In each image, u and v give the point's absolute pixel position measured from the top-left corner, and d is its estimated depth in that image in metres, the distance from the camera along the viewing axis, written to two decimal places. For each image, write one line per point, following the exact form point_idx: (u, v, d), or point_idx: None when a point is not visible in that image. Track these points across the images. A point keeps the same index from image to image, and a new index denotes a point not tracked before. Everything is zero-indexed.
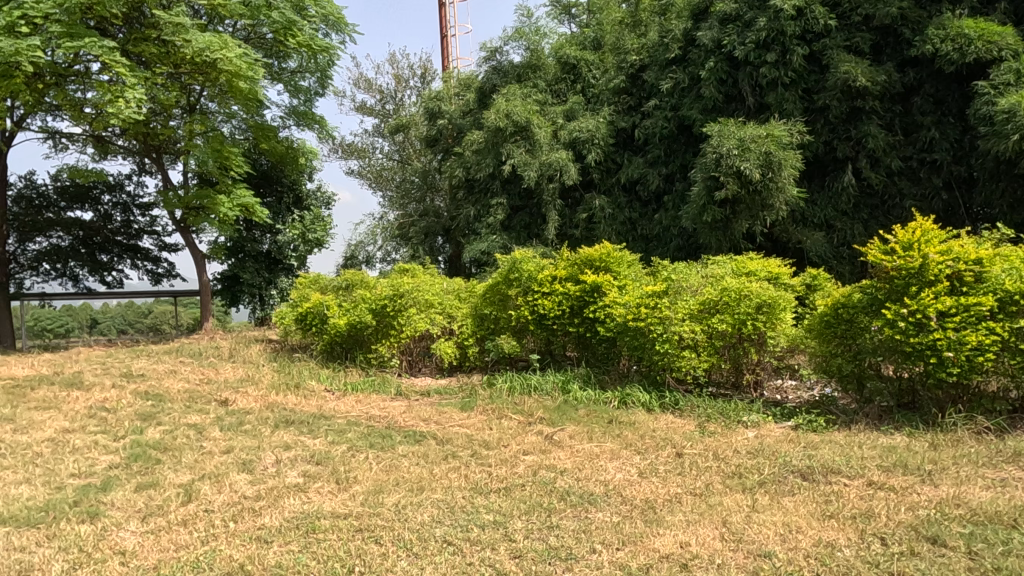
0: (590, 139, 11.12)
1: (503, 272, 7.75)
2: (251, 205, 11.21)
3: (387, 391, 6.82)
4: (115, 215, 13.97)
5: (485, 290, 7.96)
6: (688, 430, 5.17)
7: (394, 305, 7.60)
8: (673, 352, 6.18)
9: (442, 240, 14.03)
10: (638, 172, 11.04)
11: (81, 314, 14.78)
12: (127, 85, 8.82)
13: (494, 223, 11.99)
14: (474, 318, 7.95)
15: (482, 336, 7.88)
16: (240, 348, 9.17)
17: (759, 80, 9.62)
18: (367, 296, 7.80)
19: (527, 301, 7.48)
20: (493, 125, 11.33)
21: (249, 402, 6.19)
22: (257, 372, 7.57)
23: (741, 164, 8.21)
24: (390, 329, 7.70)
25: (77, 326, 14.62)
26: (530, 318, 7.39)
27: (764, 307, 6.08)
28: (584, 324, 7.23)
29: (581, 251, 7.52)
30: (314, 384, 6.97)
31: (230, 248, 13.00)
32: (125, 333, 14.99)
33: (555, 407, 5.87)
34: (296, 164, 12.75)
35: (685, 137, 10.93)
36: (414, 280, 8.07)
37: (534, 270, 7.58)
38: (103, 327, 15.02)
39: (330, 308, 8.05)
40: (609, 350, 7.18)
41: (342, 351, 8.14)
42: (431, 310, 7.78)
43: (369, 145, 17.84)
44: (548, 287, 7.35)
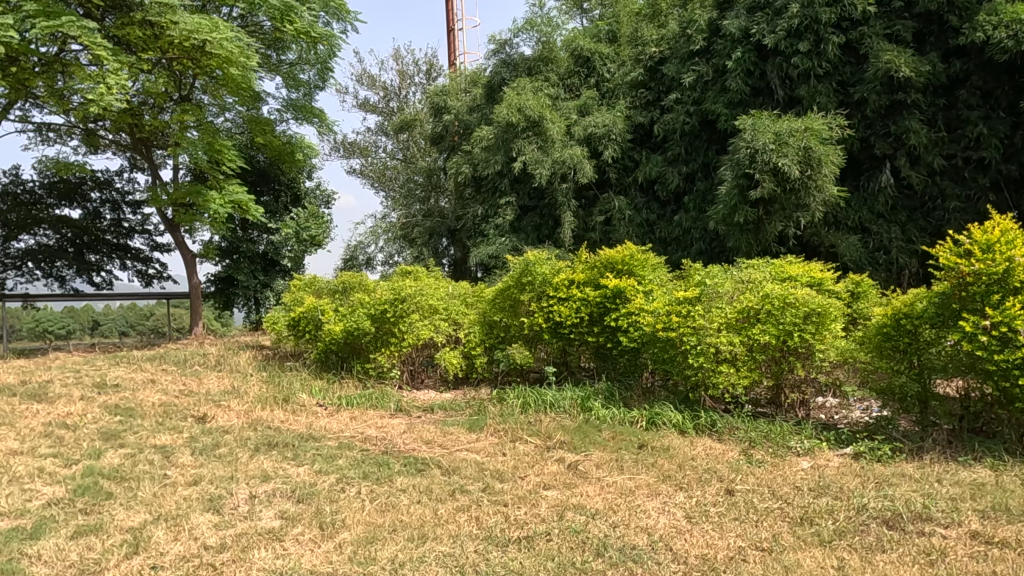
0: (606, 135, 10.45)
1: (514, 274, 7.08)
2: (245, 203, 10.55)
3: (386, 406, 6.13)
4: (104, 213, 13.27)
5: (495, 295, 7.29)
6: (733, 459, 4.46)
7: (396, 309, 6.90)
8: (709, 366, 5.48)
9: (447, 242, 13.44)
10: (657, 171, 10.38)
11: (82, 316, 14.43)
12: (110, 70, 8.18)
13: (503, 224, 11.34)
14: (482, 325, 7.28)
15: (491, 346, 7.20)
16: (228, 355, 8.48)
17: (790, 71, 8.94)
18: (365, 300, 7.11)
19: (542, 307, 6.80)
20: (503, 120, 10.66)
21: (230, 418, 5.50)
22: (244, 383, 6.88)
23: (779, 160, 7.64)
24: (390, 337, 6.99)
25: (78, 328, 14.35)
26: (545, 325, 6.71)
27: (812, 317, 5.40)
28: (605, 333, 6.55)
29: (601, 253, 6.87)
30: (305, 398, 6.28)
31: (224, 248, 12.31)
32: (127, 335, 14.48)
33: (576, 428, 5.17)
34: (294, 160, 12.08)
35: (707, 133, 10.25)
36: (417, 283, 7.40)
37: (549, 273, 6.92)
38: (104, 329, 14.52)
39: (325, 313, 7.35)
40: (632, 362, 6.49)
41: (337, 361, 7.41)
42: (436, 316, 7.10)
43: (372, 143, 17.17)
44: (565, 292, 6.68)
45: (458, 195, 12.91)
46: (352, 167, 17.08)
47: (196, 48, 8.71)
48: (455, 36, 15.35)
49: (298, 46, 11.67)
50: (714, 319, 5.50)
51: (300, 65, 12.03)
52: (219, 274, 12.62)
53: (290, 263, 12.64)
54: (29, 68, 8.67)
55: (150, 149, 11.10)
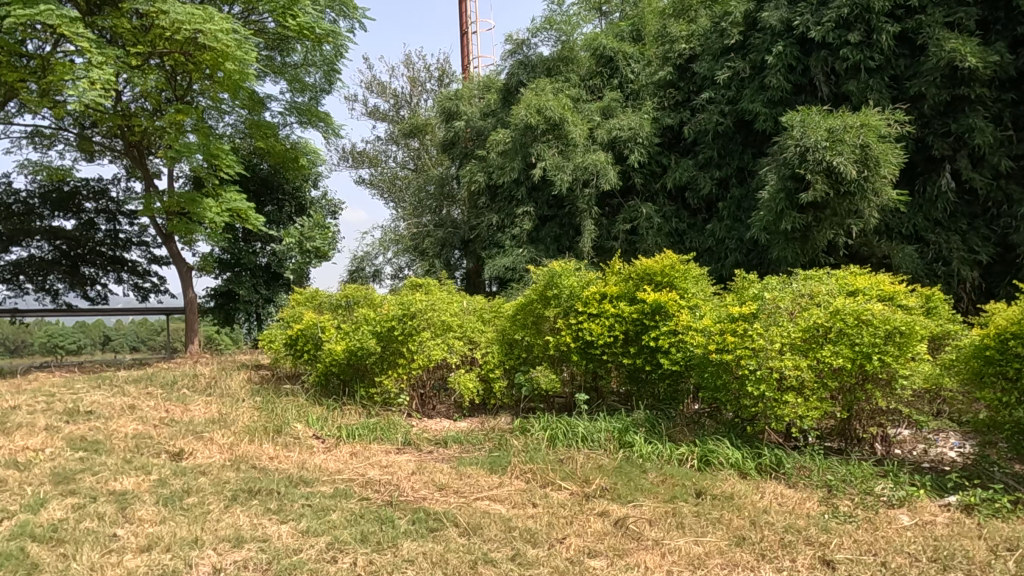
0: (632, 137, 9.67)
1: (537, 286, 6.30)
2: (245, 212, 9.80)
3: (393, 439, 5.32)
4: (99, 224, 12.59)
5: (516, 309, 6.52)
6: (815, 513, 3.66)
7: (405, 327, 6.13)
8: (770, 395, 4.67)
9: (460, 254, 12.67)
10: (688, 176, 9.61)
11: (94, 330, 13.23)
12: (93, 64, 7.54)
13: (521, 234, 10.56)
14: (501, 345, 6.51)
15: (512, 368, 6.40)
16: (220, 377, 7.70)
17: (836, 65, 8.17)
18: (370, 317, 6.33)
19: (570, 323, 6.01)
20: (521, 122, 9.91)
21: (211, 455, 4.71)
22: (233, 410, 6.09)
23: (833, 158, 6.90)
24: (399, 359, 6.20)
25: (89, 344, 13.13)
26: (573, 345, 5.91)
27: (894, 336, 4.58)
28: (642, 354, 5.75)
29: (636, 263, 6.09)
30: (300, 428, 5.49)
31: (225, 261, 11.66)
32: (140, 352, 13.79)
33: (617, 470, 4.36)
34: (298, 167, 11.38)
35: (742, 135, 9.46)
36: (429, 297, 6.63)
37: (577, 286, 6.13)
38: (116, 345, 13.39)
39: (326, 331, 6.57)
40: (673, 388, 5.69)
41: (337, 384, 6.60)
42: (450, 334, 6.32)
43: (381, 152, 16.44)
44: (597, 306, 5.90)
45: (471, 204, 12.14)
46: (361, 177, 16.35)
47: (189, 40, 8.09)
48: (469, 39, 14.64)
49: (303, 47, 11.00)
50: (777, 340, 4.70)
51: (306, 68, 11.32)
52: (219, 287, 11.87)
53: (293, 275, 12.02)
54: (13, 66, 8.05)
55: (149, 156, 10.48)
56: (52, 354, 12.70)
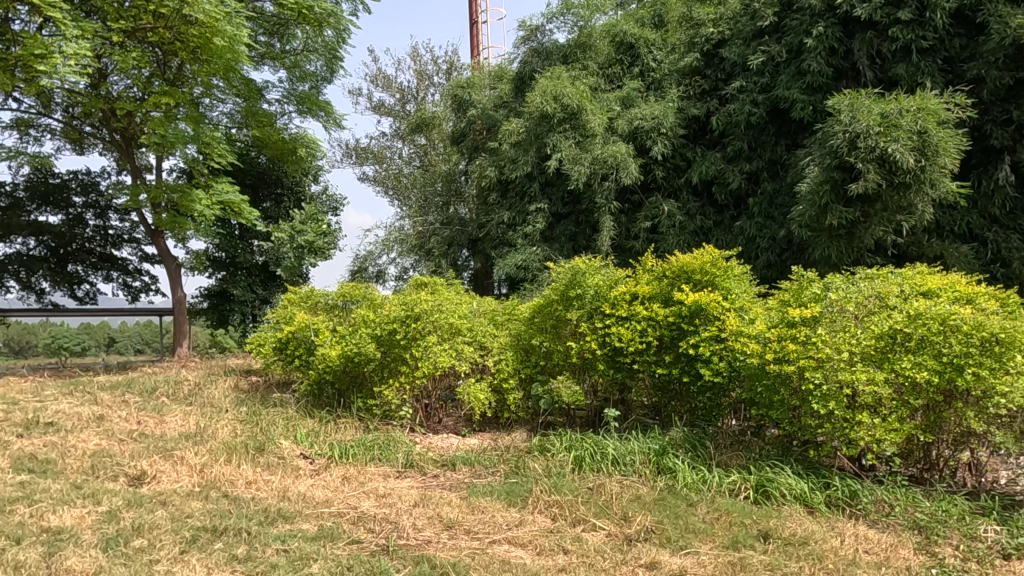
0: (655, 128, 8.94)
1: (557, 286, 5.58)
2: (238, 204, 9.12)
3: (392, 461, 4.60)
4: (88, 220, 11.92)
5: (533, 311, 5.81)
6: (914, 565, 2.94)
7: (409, 332, 5.43)
8: (840, 415, 3.93)
9: (467, 254, 11.95)
10: (715, 170, 8.89)
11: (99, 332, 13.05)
12: (69, 37, 6.99)
13: (534, 232, 9.84)
14: (516, 352, 5.79)
15: (529, 377, 5.69)
16: (205, 384, 6.99)
17: (884, 47, 7.44)
18: (369, 320, 5.63)
19: (596, 329, 5.30)
20: (536, 110, 9.19)
21: (177, 480, 3.99)
22: (213, 423, 5.37)
23: (887, 145, 6.16)
24: (401, 366, 5.50)
25: (94, 343, 12.87)
26: (598, 353, 5.19)
27: (989, 345, 3.85)
28: (679, 363, 5.04)
29: (670, 260, 5.39)
30: (286, 446, 4.78)
31: (220, 260, 11.01)
32: (142, 353, 13.24)
33: (659, 504, 3.65)
34: (296, 159, 10.72)
35: (775, 126, 8.74)
36: (435, 297, 5.92)
37: (604, 286, 5.42)
38: (120, 346, 13.09)
39: (320, 334, 5.84)
40: (715, 403, 4.97)
41: (330, 393, 5.85)
42: (458, 339, 5.62)
43: (386, 148, 15.73)
44: (626, 308, 5.18)
45: (481, 201, 11.41)
46: (365, 174, 15.64)
47: (174, 12, 7.53)
48: (479, 29, 13.96)
49: (303, 31, 10.33)
50: (846, 349, 3.97)
51: (306, 54, 10.63)
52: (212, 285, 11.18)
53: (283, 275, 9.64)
54: None
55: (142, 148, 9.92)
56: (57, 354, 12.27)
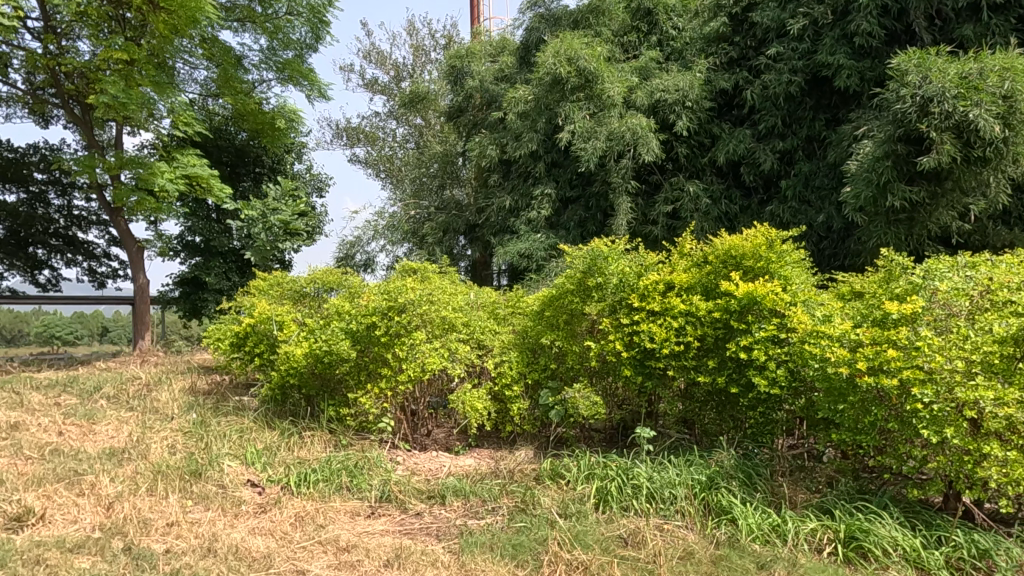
0: (679, 99, 7.93)
1: (572, 272, 4.59)
2: (205, 179, 8.04)
3: (364, 492, 3.60)
4: (51, 198, 10.83)
5: (544, 303, 4.83)
6: None
7: (391, 327, 4.46)
8: (960, 446, 2.94)
9: (464, 242, 10.92)
10: (744, 148, 7.89)
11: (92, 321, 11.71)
12: None
13: (539, 218, 8.83)
14: (521, 352, 4.80)
15: (536, 383, 4.71)
16: (156, 385, 5.96)
17: (947, 5, 6.46)
18: (344, 311, 4.65)
19: (622, 326, 4.32)
20: (547, 77, 8.17)
21: (73, 524, 2.98)
22: (147, 438, 4.35)
23: (967, 110, 5.17)
24: (382, 369, 4.51)
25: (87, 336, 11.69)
26: (625, 355, 4.21)
27: None
28: (724, 370, 4.06)
29: (711, 242, 4.40)
30: (232, 471, 3.78)
31: (197, 247, 10.11)
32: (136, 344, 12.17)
33: (721, 568, 2.66)
34: (276, 131, 9.70)
35: (812, 99, 7.77)
36: (425, 284, 4.93)
37: (630, 273, 4.43)
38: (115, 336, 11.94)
39: (285, 327, 4.84)
40: (769, 421, 3.99)
41: (293, 400, 4.82)
42: (452, 337, 4.65)
43: (380, 129, 14.70)
44: (660, 302, 4.18)
45: (479, 183, 10.40)
46: (356, 156, 14.60)
47: None
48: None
49: None
50: (963, 357, 2.99)
51: (290, 19, 9.59)
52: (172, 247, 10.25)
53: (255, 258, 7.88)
54: None
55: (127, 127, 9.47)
56: (48, 346, 11.15)
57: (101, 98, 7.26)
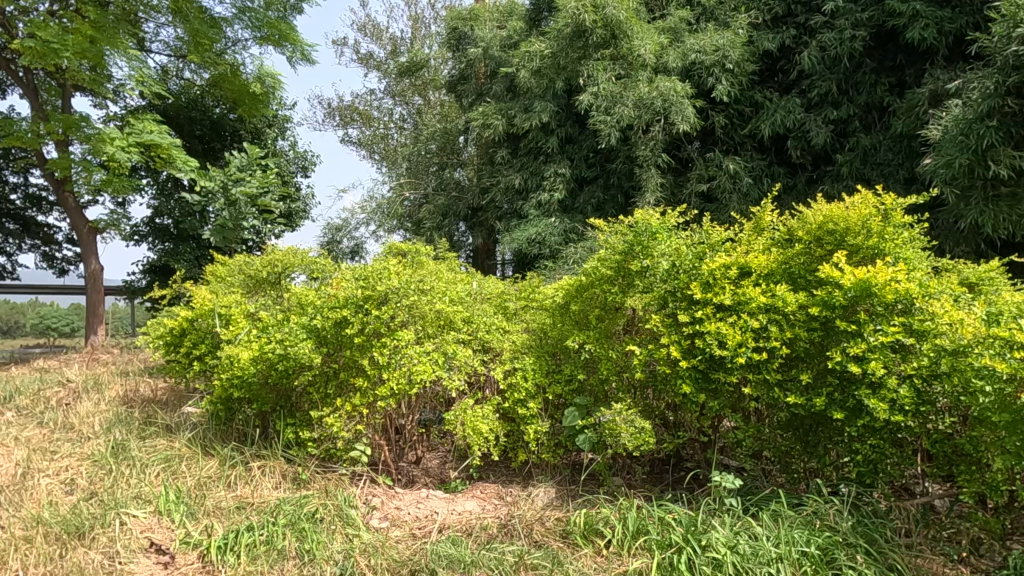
0: (719, 59, 6.80)
1: (608, 254, 3.48)
2: (165, 149, 6.94)
3: (318, 566, 2.50)
4: (6, 175, 9.65)
5: (568, 293, 3.72)
6: None
7: (368, 324, 3.36)
8: None
9: (464, 228, 9.81)
10: (793, 118, 6.78)
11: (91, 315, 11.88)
12: None
13: (551, 200, 7.72)
14: (539, 358, 3.70)
15: (557, 398, 3.62)
16: (82, 392, 4.84)
17: None
18: (306, 304, 3.55)
19: (678, 327, 3.21)
20: (566, 28, 6.99)
21: None
22: (36, 471, 3.24)
23: None
24: (356, 380, 3.42)
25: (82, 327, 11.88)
26: (684, 365, 3.10)
27: None
28: (820, 388, 2.97)
29: (795, 213, 3.30)
30: (133, 529, 2.66)
31: (167, 230, 9.08)
32: None
33: None
34: (255, 95, 8.71)
35: (874, 60, 6.67)
36: (415, 270, 3.83)
37: (687, 255, 3.31)
38: None
39: (232, 322, 3.73)
40: (883, 458, 2.91)
41: (238, 418, 3.70)
42: (449, 337, 3.57)
43: (374, 108, 13.52)
44: (734, 293, 3.07)
45: (483, 162, 9.27)
46: (349, 137, 13.46)
47: None
48: None
49: None
50: None
51: None
52: (137, 229, 9.17)
53: (216, 238, 6.49)
54: None
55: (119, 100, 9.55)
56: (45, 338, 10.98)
57: (26, 43, 6.11)
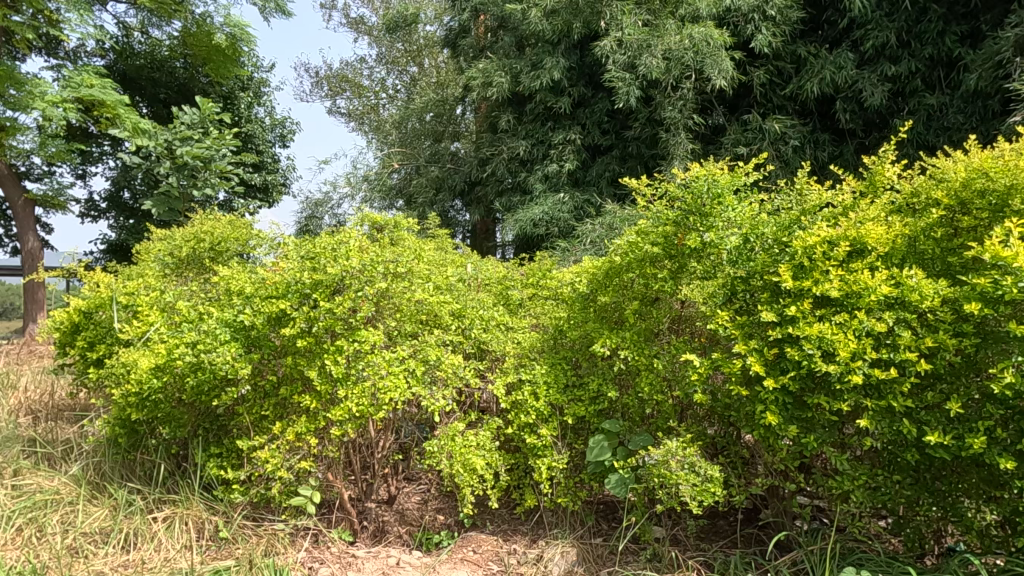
0: (759, 2, 5.80)
1: (652, 226, 2.53)
2: (111, 107, 5.86)
3: None
4: None
5: (594, 280, 2.76)
6: None
7: (316, 322, 2.41)
8: None
9: (461, 205, 8.82)
10: (844, 75, 5.77)
11: None
12: None
13: (559, 172, 6.74)
14: (552, 367, 2.74)
15: (578, 422, 2.67)
16: None
17: None
18: (233, 292, 2.58)
19: (757, 329, 2.25)
20: None
21: None
22: None
23: None
24: (301, 400, 2.47)
25: None
26: (768, 386, 2.13)
27: None
28: (974, 421, 2.01)
29: (923, 166, 2.32)
30: None
31: (126, 205, 8.09)
32: None
33: None
34: (224, 50, 7.71)
35: (942, 6, 5.64)
36: (388, 246, 2.87)
37: (768, 225, 2.34)
38: None
39: (137, 316, 2.76)
40: None
41: (142, 448, 2.73)
42: (431, 338, 2.63)
43: (364, 76, 12.45)
44: (844, 280, 2.10)
45: (482, 130, 8.27)
46: (337, 108, 12.43)
47: None
48: None
49: None
50: None
51: None
52: (95, 203, 8.20)
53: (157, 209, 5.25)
54: None
55: (61, 53, 8.54)
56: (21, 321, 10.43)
57: None
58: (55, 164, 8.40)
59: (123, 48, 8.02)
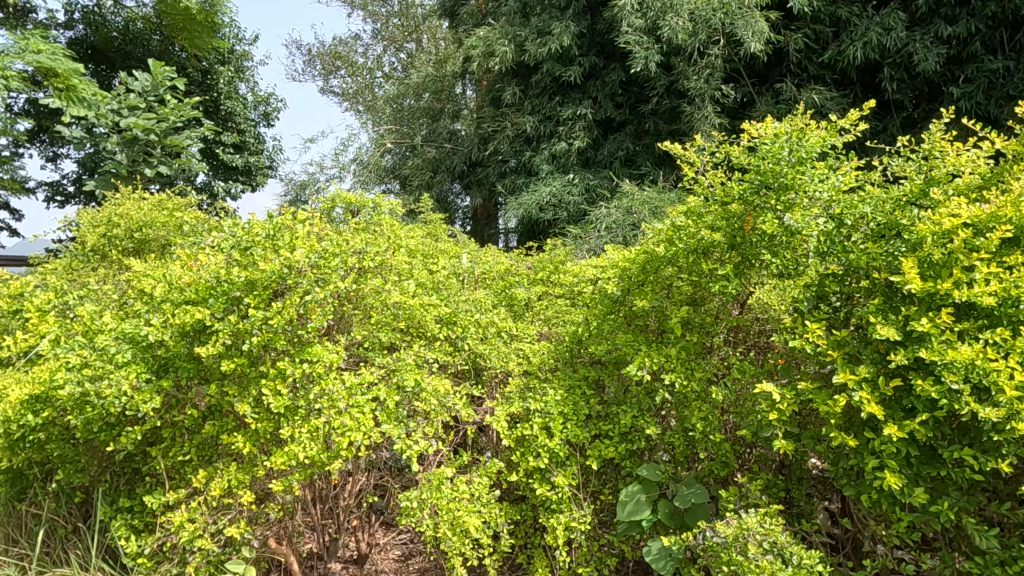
0: None
1: (707, 207, 1.86)
2: (63, 78, 5.17)
3: None
4: None
5: (626, 279, 2.10)
6: None
7: (248, 337, 1.75)
8: None
9: (460, 188, 8.17)
10: (891, 39, 5.07)
11: None
12: None
13: (568, 150, 6.07)
14: (570, 392, 2.09)
15: (604, 465, 2.02)
16: None
17: None
18: (145, 295, 1.93)
19: (864, 351, 1.58)
20: None
21: None
22: None
23: None
24: (231, 441, 1.82)
25: None
26: (889, 434, 1.47)
27: None
28: None
29: None
30: None
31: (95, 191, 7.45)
32: None
33: None
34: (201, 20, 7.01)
35: None
36: (354, 234, 2.22)
37: (875, 204, 1.67)
38: None
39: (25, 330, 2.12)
40: None
41: (31, 499, 2.11)
42: (409, 357, 1.98)
43: (358, 54, 11.73)
44: (1001, 282, 1.43)
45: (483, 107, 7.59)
46: (330, 88, 11.73)
47: None
48: None
49: None
50: None
51: None
52: (62, 187, 7.57)
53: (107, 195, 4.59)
54: None
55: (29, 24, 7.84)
56: None
57: None
58: (21, 145, 7.76)
59: (95, 19, 7.33)
